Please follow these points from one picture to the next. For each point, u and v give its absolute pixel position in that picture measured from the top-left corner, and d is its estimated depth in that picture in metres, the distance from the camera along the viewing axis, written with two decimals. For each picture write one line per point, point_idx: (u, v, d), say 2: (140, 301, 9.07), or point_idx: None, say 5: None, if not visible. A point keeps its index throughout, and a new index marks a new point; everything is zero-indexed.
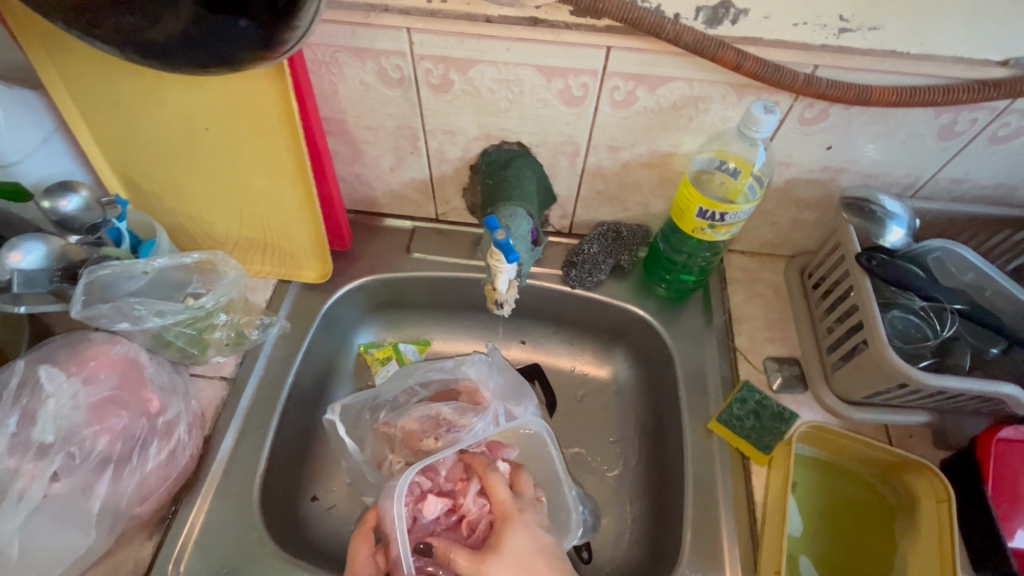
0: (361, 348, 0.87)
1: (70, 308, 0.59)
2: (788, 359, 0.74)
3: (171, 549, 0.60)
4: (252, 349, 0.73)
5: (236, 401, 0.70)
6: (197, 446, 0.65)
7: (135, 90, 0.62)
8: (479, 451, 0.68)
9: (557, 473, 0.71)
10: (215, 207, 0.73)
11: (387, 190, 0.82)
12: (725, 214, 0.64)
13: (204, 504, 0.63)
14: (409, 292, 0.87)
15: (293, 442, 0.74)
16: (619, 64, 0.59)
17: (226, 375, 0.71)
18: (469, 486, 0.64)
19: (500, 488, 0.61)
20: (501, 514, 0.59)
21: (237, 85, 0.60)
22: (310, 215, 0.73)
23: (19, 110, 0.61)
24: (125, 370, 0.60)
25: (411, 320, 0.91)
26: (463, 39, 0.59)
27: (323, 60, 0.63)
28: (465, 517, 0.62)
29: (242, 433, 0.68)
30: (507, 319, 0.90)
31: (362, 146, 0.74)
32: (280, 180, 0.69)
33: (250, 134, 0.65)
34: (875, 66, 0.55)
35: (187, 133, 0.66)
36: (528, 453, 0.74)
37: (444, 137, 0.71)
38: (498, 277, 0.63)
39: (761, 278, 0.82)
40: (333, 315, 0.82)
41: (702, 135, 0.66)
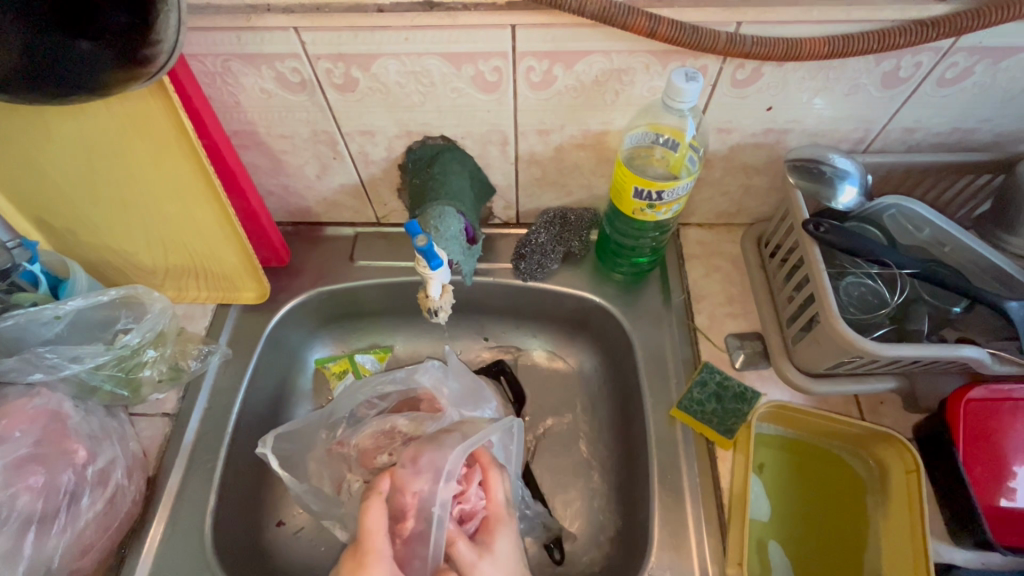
0: (318, 364, 0.84)
1: None
2: (750, 334, 0.71)
3: None
4: (193, 381, 0.70)
5: (180, 437, 0.67)
6: (140, 490, 0.62)
7: (17, 125, 0.58)
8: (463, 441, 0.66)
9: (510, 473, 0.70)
10: (136, 238, 0.70)
11: (320, 199, 0.78)
12: (661, 193, 0.60)
13: (152, 549, 0.61)
14: (359, 301, 0.84)
15: (247, 471, 0.71)
16: (527, 43, 0.54)
17: (168, 412, 0.69)
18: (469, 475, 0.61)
19: (500, 487, 0.58)
20: (491, 514, 0.56)
21: (122, 107, 0.56)
22: (234, 234, 0.69)
23: None
24: (47, 423, 0.58)
25: (365, 328, 0.87)
26: (356, 33, 0.54)
27: (215, 71, 0.58)
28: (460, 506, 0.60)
29: (188, 469, 0.66)
30: (465, 317, 0.87)
31: (282, 156, 0.70)
32: (194, 201, 0.65)
33: (151, 159, 0.60)
34: (803, 16, 0.51)
35: (84, 163, 0.61)
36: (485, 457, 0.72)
37: (364, 138, 0.67)
38: (430, 284, 0.60)
39: (720, 250, 0.78)
40: (280, 334, 0.79)
41: (632, 110, 0.62)
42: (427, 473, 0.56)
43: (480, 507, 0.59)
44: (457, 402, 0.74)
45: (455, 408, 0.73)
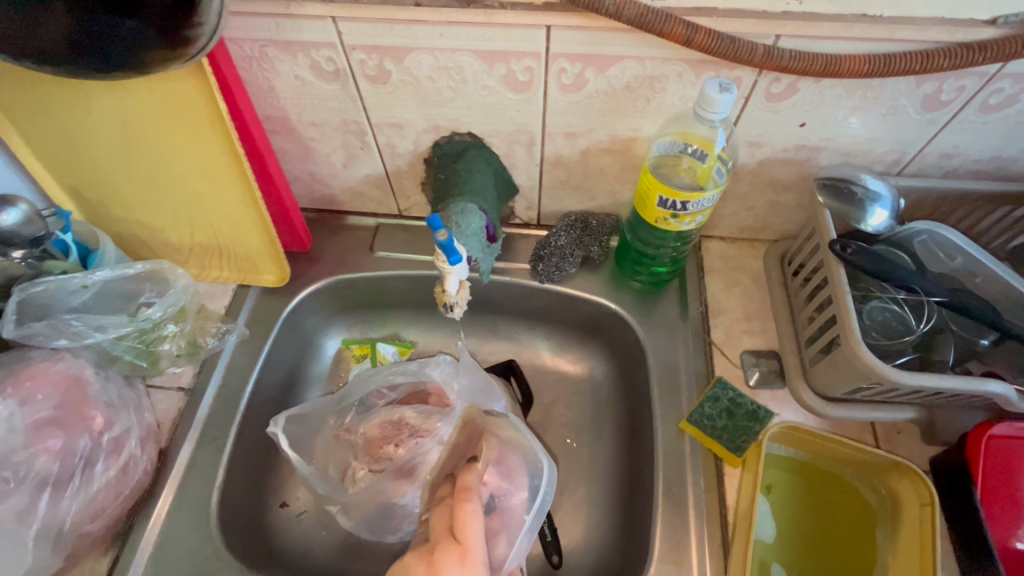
0: (344, 343, 0.86)
1: (2, 327, 0.59)
2: (767, 352, 0.70)
3: (127, 564, 0.60)
4: (210, 358, 0.72)
5: (194, 411, 0.69)
6: (152, 460, 0.64)
7: (61, 99, 0.60)
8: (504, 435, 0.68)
9: None
10: (163, 214, 0.71)
11: (345, 188, 0.79)
12: (686, 203, 0.60)
13: (160, 518, 0.63)
14: (377, 291, 0.84)
15: (255, 450, 0.73)
16: (562, 44, 0.54)
17: (183, 386, 0.70)
18: None
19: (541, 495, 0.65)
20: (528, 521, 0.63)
21: (161, 86, 0.57)
22: (258, 216, 0.70)
23: None
24: (68, 388, 0.59)
25: (380, 319, 0.88)
26: (392, 26, 0.54)
27: (252, 56, 0.59)
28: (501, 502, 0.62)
29: (199, 443, 0.67)
30: (479, 314, 0.87)
31: (311, 143, 0.71)
32: (222, 182, 0.66)
33: (187, 136, 0.62)
34: (844, 33, 0.50)
35: (121, 139, 0.63)
36: None
37: (392, 131, 0.68)
38: (447, 279, 0.60)
39: (740, 266, 0.77)
40: (296, 318, 0.80)
41: (662, 117, 0.61)
42: (506, 476, 0.62)
43: None
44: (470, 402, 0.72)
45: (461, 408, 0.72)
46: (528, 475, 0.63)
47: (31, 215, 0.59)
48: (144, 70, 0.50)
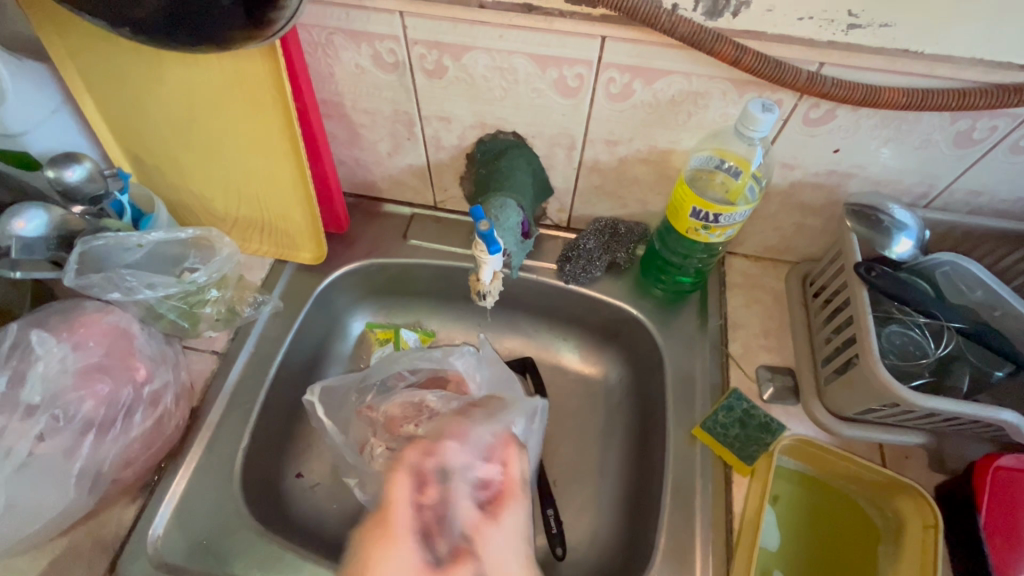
0: (367, 326, 0.89)
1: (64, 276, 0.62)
2: (782, 368, 0.72)
3: (153, 513, 0.63)
4: (244, 326, 0.75)
5: (225, 374, 0.72)
6: (184, 417, 0.67)
7: (136, 67, 0.63)
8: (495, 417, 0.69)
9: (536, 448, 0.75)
10: (213, 185, 0.75)
11: (386, 176, 0.82)
12: (719, 216, 0.62)
13: (187, 473, 0.65)
14: (405, 278, 0.87)
15: (278, 419, 0.75)
16: (615, 55, 0.57)
17: (217, 350, 0.73)
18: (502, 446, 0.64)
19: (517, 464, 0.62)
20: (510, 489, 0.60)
21: (232, 64, 0.61)
22: (304, 195, 0.73)
23: (30, 84, 0.64)
24: (116, 338, 0.62)
25: (405, 306, 0.91)
26: (455, 25, 0.57)
27: (319, 42, 0.63)
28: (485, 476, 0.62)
29: (228, 406, 0.70)
30: (501, 310, 0.89)
31: (360, 130, 0.74)
32: (275, 159, 0.70)
33: (248, 111, 0.65)
34: (886, 65, 0.52)
35: (185, 110, 0.66)
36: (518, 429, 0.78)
37: (439, 124, 0.71)
38: (483, 269, 0.63)
39: (761, 284, 0.80)
40: (328, 296, 0.83)
41: (701, 132, 0.64)
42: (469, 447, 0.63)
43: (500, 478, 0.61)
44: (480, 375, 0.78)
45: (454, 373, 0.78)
46: (488, 445, 0.63)
47: (88, 172, 0.64)
48: (218, 43, 0.53)
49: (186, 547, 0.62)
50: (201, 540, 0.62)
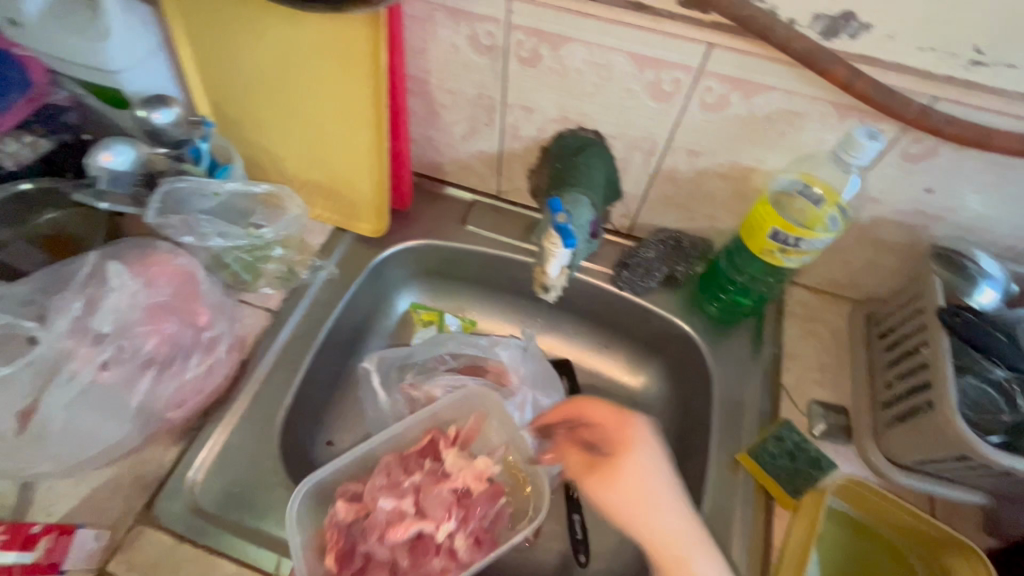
0: (411, 307, 0.89)
1: (146, 213, 0.64)
2: (836, 406, 0.70)
3: (193, 458, 0.63)
4: (299, 287, 0.76)
5: (276, 332, 0.72)
6: (234, 368, 0.67)
7: (238, 18, 0.64)
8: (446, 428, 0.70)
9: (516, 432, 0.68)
10: (289, 144, 0.75)
11: (454, 159, 0.82)
12: (800, 240, 0.61)
13: (230, 424, 0.66)
14: (458, 264, 0.87)
15: (318, 384, 0.76)
16: (718, 64, 0.56)
17: (270, 307, 0.74)
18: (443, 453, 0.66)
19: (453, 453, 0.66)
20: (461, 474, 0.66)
21: (333, 27, 0.61)
22: (376, 166, 0.74)
23: (133, 24, 0.66)
24: (182, 282, 0.63)
25: (452, 291, 0.91)
26: (560, 14, 0.57)
27: (419, 17, 0.63)
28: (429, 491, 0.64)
29: (275, 364, 0.71)
30: (548, 308, 0.89)
31: (440, 110, 0.75)
32: (355, 127, 0.70)
33: (338, 75, 0.65)
34: (1003, 108, 0.51)
35: (277, 66, 0.67)
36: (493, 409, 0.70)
37: (521, 113, 0.70)
38: (550, 261, 0.63)
39: (821, 317, 0.78)
40: (381, 270, 0.83)
41: (790, 155, 0.62)
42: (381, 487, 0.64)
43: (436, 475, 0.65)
44: (452, 406, 0.70)
45: (424, 416, 0.68)
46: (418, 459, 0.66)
47: (171, 120, 0.64)
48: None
49: (222, 496, 0.63)
50: (236, 491, 0.63)
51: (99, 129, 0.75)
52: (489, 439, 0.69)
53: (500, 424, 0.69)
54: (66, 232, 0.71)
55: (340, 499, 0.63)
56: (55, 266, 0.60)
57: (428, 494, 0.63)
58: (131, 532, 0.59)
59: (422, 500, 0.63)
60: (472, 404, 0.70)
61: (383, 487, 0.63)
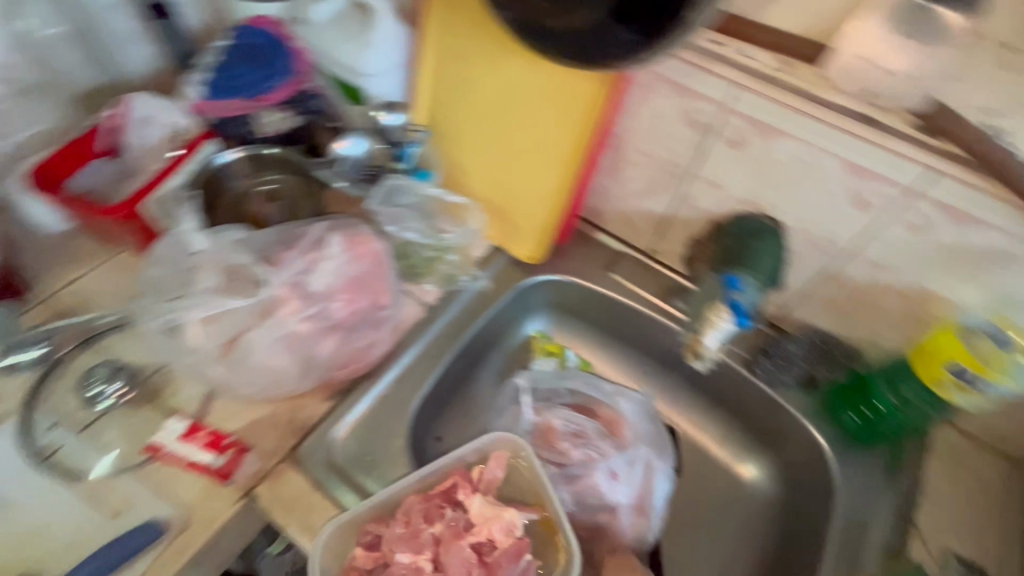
0: (534, 334, 0.93)
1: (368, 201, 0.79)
2: (974, 563, 0.65)
3: (337, 418, 0.70)
4: (454, 291, 0.82)
5: (427, 326, 0.79)
6: (388, 348, 0.74)
7: (484, 53, 0.74)
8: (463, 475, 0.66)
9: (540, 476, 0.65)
10: (478, 165, 0.83)
11: (618, 212, 0.87)
12: (984, 383, 0.58)
13: (373, 396, 0.73)
14: (593, 307, 0.91)
15: (446, 382, 0.81)
16: (936, 190, 0.57)
17: (427, 302, 0.81)
18: (467, 498, 0.64)
19: (475, 500, 0.63)
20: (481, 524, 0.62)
21: (566, 78, 0.69)
22: (553, 202, 0.80)
23: (390, 41, 0.77)
24: (376, 263, 0.71)
25: (577, 330, 0.95)
26: (787, 111, 0.60)
27: (644, 86, 0.69)
28: (451, 534, 0.61)
29: (421, 354, 0.77)
30: (668, 372, 0.90)
31: (624, 166, 0.80)
32: (548, 165, 0.77)
33: (552, 118, 0.73)
34: None
35: (499, 99, 0.76)
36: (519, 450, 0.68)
37: (706, 188, 0.74)
38: (708, 332, 0.68)
39: (967, 465, 0.73)
40: (524, 295, 0.89)
41: (987, 293, 0.61)
42: (397, 531, 0.61)
43: (461, 522, 0.62)
44: (478, 449, 0.68)
45: (447, 459, 0.67)
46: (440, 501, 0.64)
47: (397, 124, 0.79)
48: (527, 27, 0.60)
49: (354, 459, 0.69)
50: (365, 458, 0.69)
51: (340, 123, 0.84)
52: (513, 483, 0.68)
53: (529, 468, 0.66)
54: (271, 190, 0.82)
55: (359, 540, 0.62)
56: (294, 224, 0.71)
57: (448, 545, 0.60)
58: (278, 466, 0.66)
59: (441, 551, 0.60)
60: (497, 446, 0.68)
61: (403, 535, 0.61)
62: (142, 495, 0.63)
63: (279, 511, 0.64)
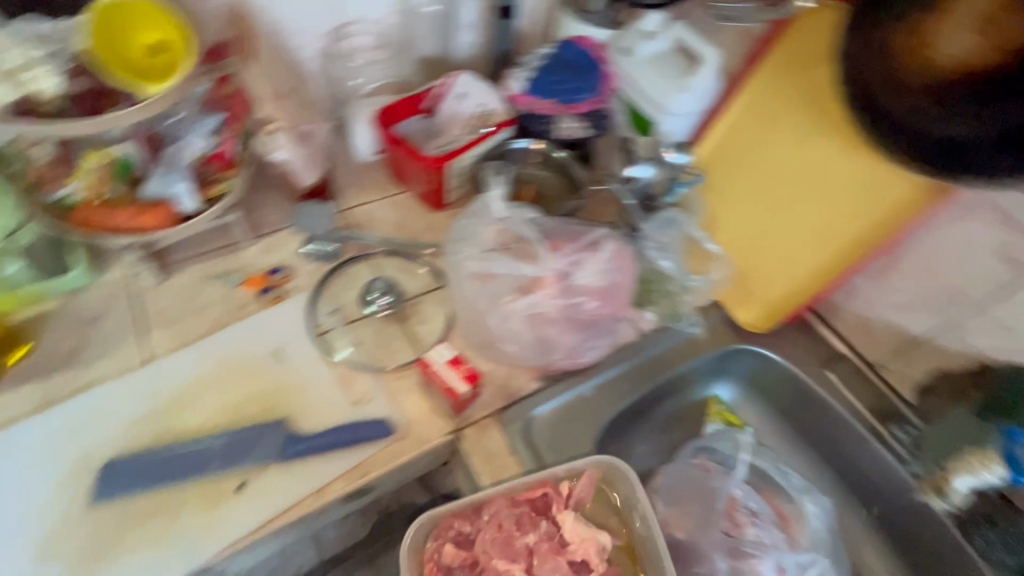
0: (713, 398, 0.92)
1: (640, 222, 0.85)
2: None
3: (541, 399, 0.76)
4: (670, 329, 0.85)
5: (637, 350, 0.83)
6: (603, 356, 0.79)
7: (795, 128, 0.77)
8: (548, 493, 0.70)
9: (638, 497, 0.69)
10: (733, 223, 0.86)
11: (857, 315, 0.85)
12: None
13: (575, 393, 0.78)
14: (790, 394, 0.89)
15: (631, 407, 0.84)
16: None
17: (642, 328, 0.84)
18: (559, 517, 0.70)
19: (569, 522, 0.69)
20: (573, 543, 0.69)
21: (880, 175, 0.70)
22: (802, 282, 0.81)
23: (701, 90, 0.84)
24: (627, 279, 0.74)
25: (759, 411, 0.92)
26: None
27: (963, 208, 0.67)
28: (548, 546, 0.68)
29: (624, 373, 0.82)
30: (846, 489, 0.86)
31: (891, 274, 0.78)
32: (814, 247, 0.79)
33: (843, 207, 0.74)
34: None
35: (791, 172, 0.78)
36: (613, 475, 0.71)
37: (986, 327, 0.71)
38: (967, 474, 0.71)
39: None
40: (728, 358, 0.89)
41: None
42: (491, 535, 0.68)
43: (552, 537, 0.69)
44: (569, 470, 0.69)
45: (539, 477, 0.68)
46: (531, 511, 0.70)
47: (678, 163, 0.84)
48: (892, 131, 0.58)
49: (546, 441, 0.74)
50: (553, 444, 0.74)
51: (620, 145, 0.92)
52: (595, 494, 0.73)
53: (625, 493, 0.70)
54: (535, 182, 0.94)
55: (445, 535, 0.68)
56: (578, 223, 0.76)
57: (545, 557, 0.68)
58: (487, 419, 0.74)
59: (537, 560, 0.68)
60: (589, 466, 0.70)
61: (496, 538, 0.68)
62: (379, 395, 0.73)
63: (478, 457, 0.71)
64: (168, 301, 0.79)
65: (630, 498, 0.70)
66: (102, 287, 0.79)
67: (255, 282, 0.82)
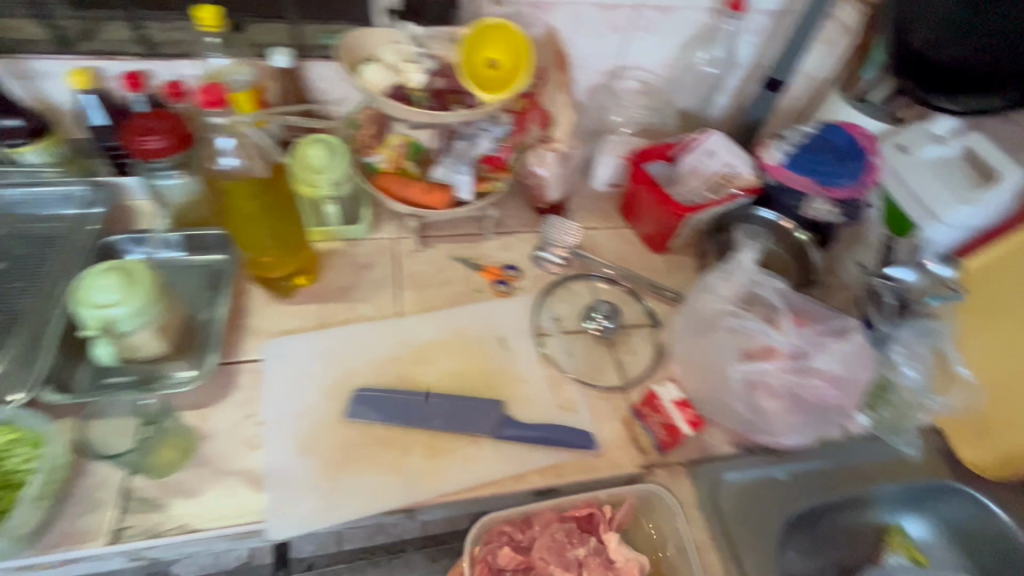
0: (898, 526, 0.82)
1: (884, 329, 0.80)
2: None
3: (736, 466, 0.75)
4: (882, 440, 0.81)
5: (841, 451, 0.80)
6: (808, 445, 0.77)
7: None
8: (592, 511, 0.72)
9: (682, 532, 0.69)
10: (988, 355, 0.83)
11: None
12: None
13: (769, 472, 0.76)
14: (1008, 560, 0.77)
15: (822, 508, 0.78)
16: None
17: (852, 430, 0.80)
18: (603, 535, 0.71)
19: (614, 541, 0.71)
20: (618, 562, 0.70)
21: None
22: None
23: (988, 206, 0.81)
24: (864, 378, 0.72)
25: (958, 563, 0.81)
26: None
27: None
28: (595, 560, 0.70)
29: (822, 469, 0.79)
30: None
31: None
32: None
33: None
34: None
35: None
36: (653, 504, 0.73)
37: None
38: None
39: None
40: (939, 494, 0.81)
41: None
42: (540, 539, 0.70)
43: (599, 553, 0.71)
44: (613, 493, 0.71)
45: (584, 496, 0.71)
46: (576, 524, 0.72)
47: (940, 275, 0.75)
48: None
49: (735, 511, 0.72)
50: (743, 519, 0.72)
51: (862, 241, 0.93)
52: (633, 519, 0.75)
53: (669, 519, 0.71)
54: (765, 254, 0.95)
55: (498, 540, 0.70)
56: (826, 307, 0.77)
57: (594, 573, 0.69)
58: (680, 466, 0.75)
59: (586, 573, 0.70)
60: (632, 493, 0.72)
61: (549, 545, 0.70)
62: (584, 408, 0.78)
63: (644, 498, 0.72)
64: (420, 269, 0.91)
65: (669, 529, 0.72)
66: (373, 241, 0.92)
67: (491, 273, 0.90)
